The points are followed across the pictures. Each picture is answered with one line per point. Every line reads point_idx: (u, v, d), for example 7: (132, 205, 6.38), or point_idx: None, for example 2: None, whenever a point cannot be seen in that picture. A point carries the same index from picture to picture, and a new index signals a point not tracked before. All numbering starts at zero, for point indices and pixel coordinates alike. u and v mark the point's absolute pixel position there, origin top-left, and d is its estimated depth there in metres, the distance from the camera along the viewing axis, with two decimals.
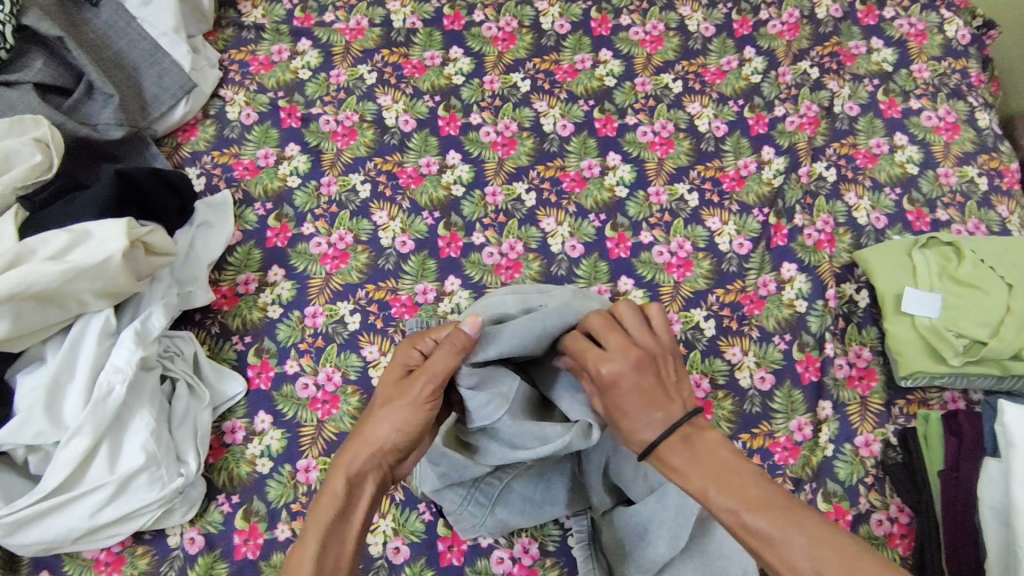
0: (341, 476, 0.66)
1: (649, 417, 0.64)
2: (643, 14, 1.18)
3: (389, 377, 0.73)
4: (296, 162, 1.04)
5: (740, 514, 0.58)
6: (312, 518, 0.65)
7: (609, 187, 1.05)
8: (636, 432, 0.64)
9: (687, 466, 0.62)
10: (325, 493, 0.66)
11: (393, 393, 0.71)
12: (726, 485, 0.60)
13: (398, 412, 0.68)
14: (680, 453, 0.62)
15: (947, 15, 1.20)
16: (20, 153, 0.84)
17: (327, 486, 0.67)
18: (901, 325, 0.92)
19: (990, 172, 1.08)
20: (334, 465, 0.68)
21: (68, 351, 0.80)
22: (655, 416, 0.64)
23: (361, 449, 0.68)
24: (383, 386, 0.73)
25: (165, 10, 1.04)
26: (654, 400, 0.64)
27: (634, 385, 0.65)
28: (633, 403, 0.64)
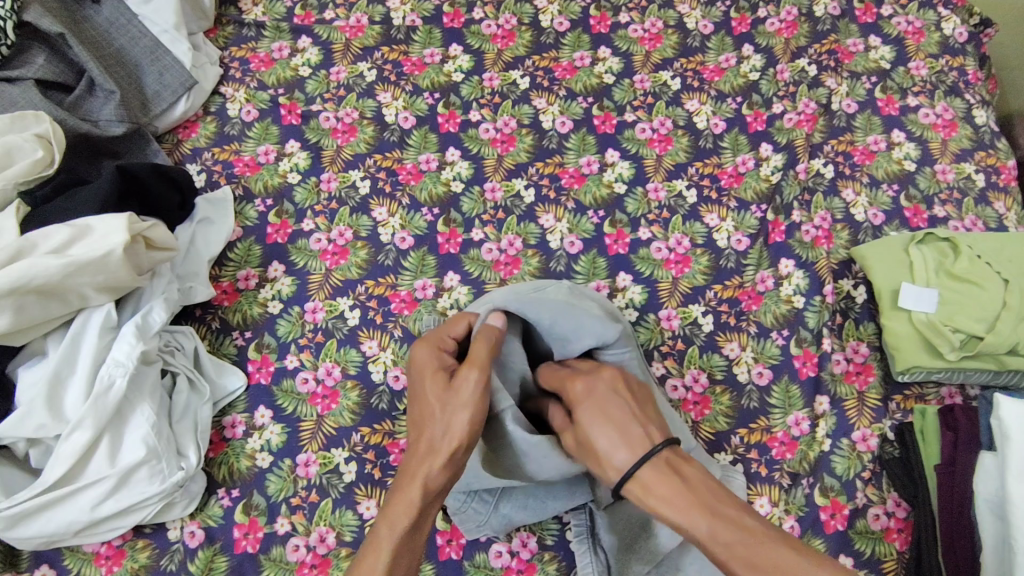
0: (418, 487, 0.65)
1: (628, 442, 0.67)
2: (642, 12, 1.18)
3: (426, 372, 0.74)
4: (297, 159, 1.04)
5: (734, 554, 0.58)
6: (387, 528, 0.64)
7: (608, 183, 1.05)
8: (616, 459, 0.66)
9: (676, 496, 0.62)
10: (395, 502, 0.65)
11: (444, 392, 0.71)
12: (714, 520, 0.60)
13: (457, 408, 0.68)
14: (662, 502, 0.63)
15: (945, 13, 1.21)
16: (21, 148, 0.84)
17: (400, 492, 0.66)
18: (898, 320, 0.92)
19: (987, 169, 1.08)
20: (402, 476, 0.67)
21: (69, 344, 0.80)
22: (632, 439, 0.67)
23: (433, 455, 0.67)
24: (423, 384, 0.73)
25: (167, 6, 1.04)
26: (624, 424, 0.68)
27: (587, 421, 0.70)
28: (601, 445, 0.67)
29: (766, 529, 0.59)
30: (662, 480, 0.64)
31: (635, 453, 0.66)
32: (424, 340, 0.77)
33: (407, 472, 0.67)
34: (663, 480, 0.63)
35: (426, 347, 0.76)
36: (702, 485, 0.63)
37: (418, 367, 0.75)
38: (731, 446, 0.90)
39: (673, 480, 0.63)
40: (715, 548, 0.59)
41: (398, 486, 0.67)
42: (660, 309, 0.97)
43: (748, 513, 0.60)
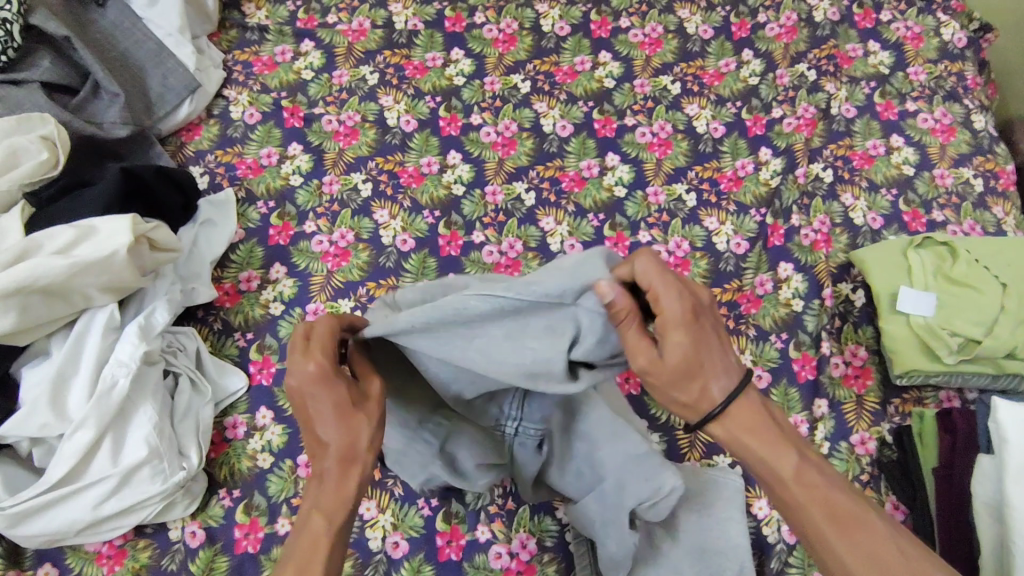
0: (356, 482, 0.63)
1: (722, 367, 0.61)
2: (642, 17, 1.19)
3: (322, 394, 0.63)
4: (299, 161, 1.05)
5: (817, 500, 0.61)
6: (324, 520, 0.61)
7: (608, 187, 1.06)
8: (708, 389, 0.61)
9: (763, 430, 0.62)
10: (329, 497, 0.62)
11: (348, 399, 0.63)
12: (801, 464, 0.62)
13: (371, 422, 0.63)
14: (748, 434, 0.62)
15: (944, 18, 1.21)
16: (27, 150, 0.85)
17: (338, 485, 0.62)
18: (897, 324, 0.93)
19: (985, 173, 1.09)
20: (320, 484, 0.63)
21: (73, 344, 0.80)
22: (727, 363, 0.61)
23: (350, 459, 0.63)
24: (316, 410, 0.63)
25: (171, 9, 1.04)
26: (718, 347, 0.61)
27: (678, 342, 0.59)
28: (683, 351, 0.59)
29: (849, 489, 0.62)
30: (753, 415, 0.63)
31: (731, 380, 0.61)
32: (307, 353, 0.63)
33: (326, 475, 0.63)
34: (755, 417, 0.63)
35: (314, 364, 0.62)
36: (785, 429, 0.64)
37: (309, 387, 0.62)
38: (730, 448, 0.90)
39: (764, 422, 0.63)
40: (799, 492, 0.61)
41: (323, 488, 0.63)
42: None
43: (828, 465, 0.64)
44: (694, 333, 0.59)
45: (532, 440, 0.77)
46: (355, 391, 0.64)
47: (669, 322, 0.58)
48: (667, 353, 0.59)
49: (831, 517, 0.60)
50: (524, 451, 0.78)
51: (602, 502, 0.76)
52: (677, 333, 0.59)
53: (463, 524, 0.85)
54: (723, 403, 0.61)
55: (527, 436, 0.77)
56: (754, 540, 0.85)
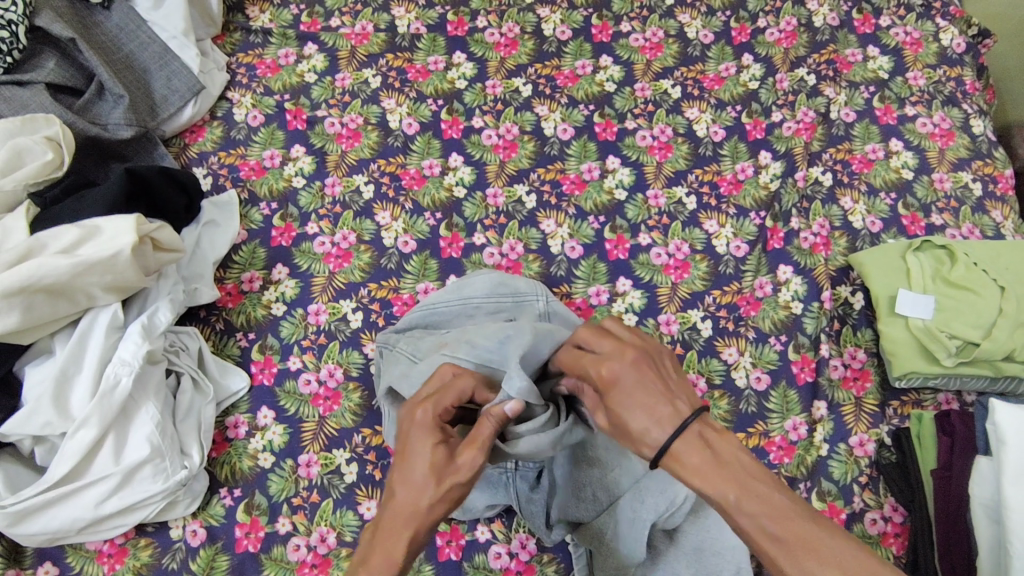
0: (405, 546, 0.59)
1: (657, 415, 0.59)
2: (643, 21, 1.20)
3: (424, 440, 0.63)
4: (301, 163, 1.06)
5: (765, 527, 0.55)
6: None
7: (608, 189, 1.06)
8: (646, 433, 0.59)
9: (704, 467, 0.57)
10: (376, 559, 0.59)
11: (443, 462, 0.62)
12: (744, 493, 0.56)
13: (453, 490, 0.61)
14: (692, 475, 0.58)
15: (943, 24, 1.22)
16: (31, 151, 0.86)
17: (387, 545, 0.60)
18: (895, 326, 0.93)
19: (984, 178, 1.09)
20: (380, 533, 0.61)
21: (76, 344, 0.81)
22: (663, 410, 0.59)
23: (410, 520, 0.60)
24: (412, 453, 0.63)
25: (175, 12, 1.05)
26: (656, 395, 0.60)
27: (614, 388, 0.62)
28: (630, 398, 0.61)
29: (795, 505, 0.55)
30: (693, 453, 0.58)
31: (665, 429, 0.58)
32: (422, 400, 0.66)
33: (386, 526, 0.61)
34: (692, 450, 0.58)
35: (429, 407, 0.66)
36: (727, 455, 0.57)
37: (415, 428, 0.64)
38: None
39: (709, 461, 0.57)
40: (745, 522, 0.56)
41: (377, 540, 0.61)
42: (659, 314, 0.98)
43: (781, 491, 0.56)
44: (631, 381, 0.61)
45: (532, 474, 0.82)
46: (447, 447, 0.63)
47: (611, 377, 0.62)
48: (611, 406, 0.62)
49: (785, 545, 0.54)
50: (525, 486, 0.81)
51: (617, 523, 0.79)
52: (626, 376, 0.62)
53: (463, 524, 0.86)
54: (659, 451, 0.59)
55: (528, 470, 0.81)
56: None
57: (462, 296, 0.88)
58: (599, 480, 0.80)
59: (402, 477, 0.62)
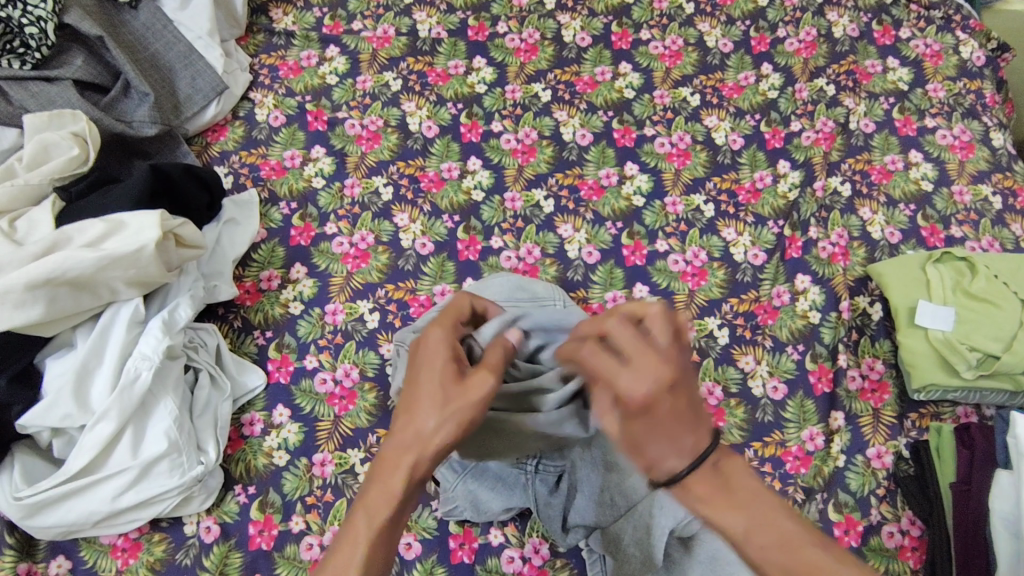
0: (402, 479, 0.59)
1: (677, 447, 0.54)
2: (663, 29, 1.20)
3: (435, 359, 0.64)
4: (321, 164, 1.06)
5: (774, 561, 0.54)
6: (366, 517, 0.59)
7: (626, 196, 1.06)
8: (661, 461, 0.54)
9: (716, 497, 0.55)
10: (377, 493, 0.59)
11: (451, 387, 0.61)
12: (755, 523, 0.54)
13: (460, 413, 0.60)
14: (703, 503, 0.55)
15: (963, 36, 1.22)
16: (58, 146, 0.87)
17: (387, 475, 0.60)
18: (915, 337, 0.93)
19: (1004, 191, 1.09)
20: (382, 465, 0.61)
21: (98, 337, 0.81)
22: (685, 444, 0.54)
23: (413, 449, 0.60)
24: (422, 375, 0.63)
25: (201, 12, 1.06)
26: (683, 424, 0.54)
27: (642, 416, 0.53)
28: (662, 414, 0.52)
29: (807, 535, 0.54)
30: (707, 485, 0.55)
31: (683, 461, 0.54)
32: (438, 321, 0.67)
33: (390, 457, 0.60)
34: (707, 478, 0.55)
35: (442, 330, 0.66)
36: (740, 485, 0.56)
37: (425, 348, 0.65)
38: (746, 458, 0.90)
39: (719, 495, 0.55)
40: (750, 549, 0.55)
41: (382, 469, 0.60)
42: None
43: (795, 525, 0.55)
44: (663, 412, 0.52)
45: (552, 476, 0.82)
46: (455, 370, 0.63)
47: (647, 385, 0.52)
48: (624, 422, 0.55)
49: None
50: (544, 488, 0.82)
51: (637, 528, 0.78)
52: (657, 400, 0.52)
53: (476, 527, 0.86)
54: (675, 478, 0.55)
55: (547, 473, 0.82)
56: None
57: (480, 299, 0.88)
58: (619, 485, 0.80)
59: (407, 402, 0.63)
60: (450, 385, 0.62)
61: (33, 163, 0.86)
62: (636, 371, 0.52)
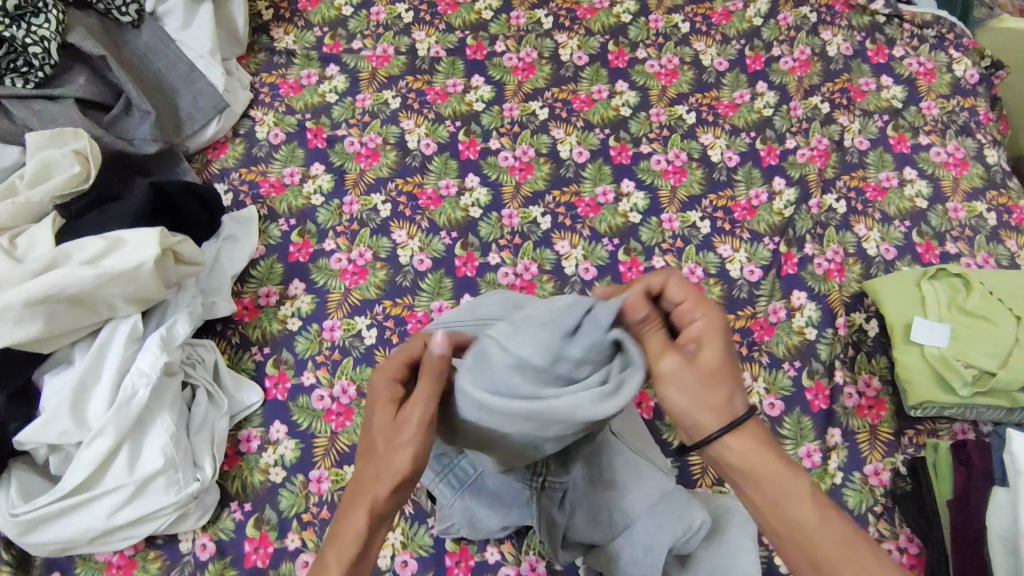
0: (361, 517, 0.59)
1: (721, 397, 0.61)
2: (659, 48, 1.22)
3: (379, 405, 0.64)
4: (320, 181, 1.07)
5: (786, 516, 0.60)
6: (334, 556, 0.59)
7: (623, 213, 1.07)
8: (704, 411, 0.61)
9: (746, 458, 0.61)
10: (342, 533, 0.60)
11: (389, 428, 0.62)
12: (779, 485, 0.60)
13: (398, 450, 0.60)
14: (734, 459, 0.61)
15: (957, 55, 1.23)
16: (60, 164, 0.88)
17: (346, 521, 0.60)
18: (910, 354, 0.92)
19: (999, 208, 1.09)
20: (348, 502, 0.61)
21: (95, 353, 0.80)
22: (729, 393, 0.61)
23: (363, 491, 0.60)
24: (372, 422, 0.64)
25: (204, 32, 1.07)
26: (730, 375, 0.62)
27: (708, 350, 0.62)
28: (712, 362, 0.61)
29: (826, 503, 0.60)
30: (742, 439, 0.61)
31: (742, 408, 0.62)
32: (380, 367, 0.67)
33: (352, 494, 0.61)
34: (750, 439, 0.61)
35: (381, 373, 0.66)
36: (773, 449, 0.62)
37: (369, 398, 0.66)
38: None
39: (761, 452, 0.61)
40: (801, 509, 0.59)
41: (347, 506, 0.61)
42: None
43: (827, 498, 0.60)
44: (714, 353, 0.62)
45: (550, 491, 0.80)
46: (393, 409, 0.63)
47: (706, 333, 0.62)
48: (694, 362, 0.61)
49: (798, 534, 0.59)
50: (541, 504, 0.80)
51: (635, 546, 0.78)
52: (710, 345, 0.62)
53: (473, 545, 0.85)
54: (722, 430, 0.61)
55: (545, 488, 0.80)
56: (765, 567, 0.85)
57: (484, 372, 0.58)
58: (616, 502, 0.78)
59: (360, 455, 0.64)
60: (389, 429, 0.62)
61: (35, 181, 0.87)
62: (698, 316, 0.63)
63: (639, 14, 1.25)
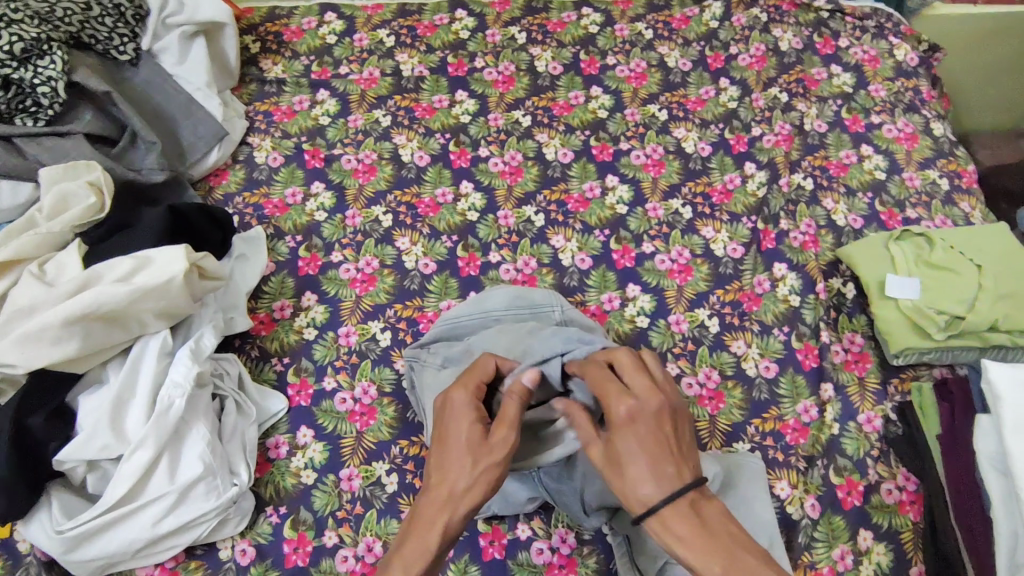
0: (439, 534, 0.66)
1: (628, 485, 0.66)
2: (627, 55, 1.31)
3: (462, 422, 0.72)
4: (322, 199, 1.12)
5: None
6: (401, 568, 0.65)
7: (610, 206, 1.14)
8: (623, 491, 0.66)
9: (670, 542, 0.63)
10: (412, 543, 0.66)
11: (479, 446, 0.70)
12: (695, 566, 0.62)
13: (489, 471, 0.69)
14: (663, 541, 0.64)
15: (896, 41, 1.35)
16: (76, 195, 0.91)
17: (423, 528, 0.67)
18: (887, 308, 1.01)
19: (950, 174, 1.20)
20: (415, 522, 0.68)
21: (129, 370, 0.84)
22: (638, 480, 0.65)
23: (450, 504, 0.67)
24: (452, 438, 0.71)
25: (200, 66, 1.13)
26: (636, 463, 0.66)
27: (619, 435, 0.68)
28: (622, 449, 0.67)
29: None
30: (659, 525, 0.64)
31: (659, 490, 0.64)
32: (462, 385, 0.75)
33: (423, 516, 0.67)
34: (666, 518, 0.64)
35: (465, 394, 0.74)
36: (683, 531, 0.63)
37: (453, 412, 0.73)
38: (748, 435, 0.96)
39: (671, 534, 0.63)
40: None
41: (412, 529, 0.67)
42: (669, 314, 1.05)
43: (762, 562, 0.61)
44: (622, 443, 0.67)
45: (556, 466, 0.86)
46: (480, 429, 0.71)
47: (620, 416, 0.69)
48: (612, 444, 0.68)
49: None
50: (552, 479, 0.86)
51: None
52: (621, 431, 0.68)
53: (504, 524, 0.89)
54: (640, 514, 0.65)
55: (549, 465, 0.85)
56: (780, 518, 0.91)
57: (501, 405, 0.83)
58: None
59: (433, 463, 0.71)
60: (476, 452, 0.69)
61: (54, 212, 0.91)
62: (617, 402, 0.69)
63: (605, 25, 1.34)
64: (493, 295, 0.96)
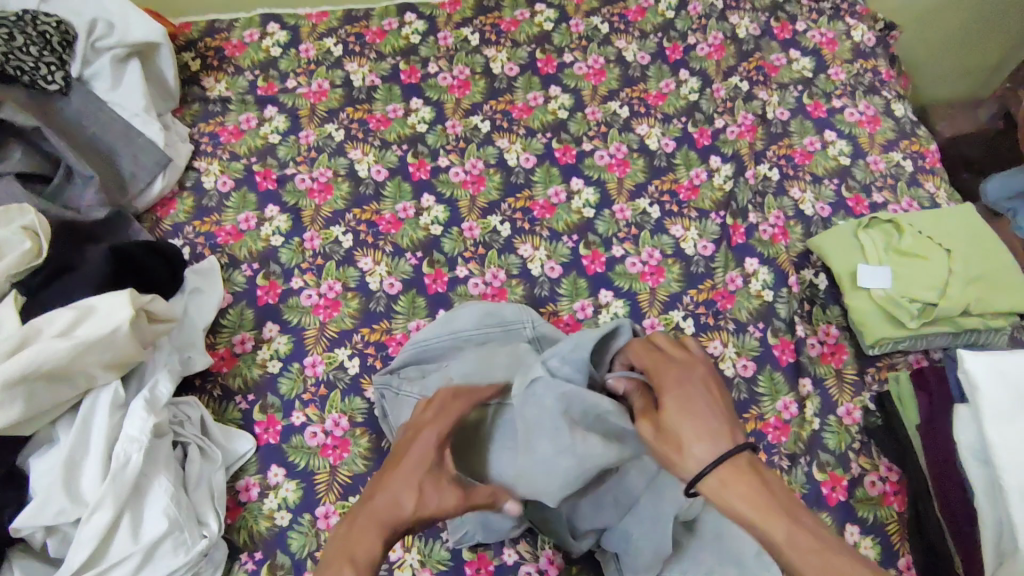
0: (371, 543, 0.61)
1: (694, 435, 0.62)
2: (584, 51, 1.28)
3: (425, 444, 0.68)
4: (277, 222, 1.08)
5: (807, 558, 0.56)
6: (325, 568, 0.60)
7: (576, 210, 1.12)
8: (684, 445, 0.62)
9: (743, 498, 0.59)
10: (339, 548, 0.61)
11: (431, 474, 0.66)
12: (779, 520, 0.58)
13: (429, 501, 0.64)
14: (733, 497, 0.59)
15: (852, 22, 1.34)
16: (9, 241, 0.85)
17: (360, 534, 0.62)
18: (860, 298, 1.00)
19: (913, 155, 1.19)
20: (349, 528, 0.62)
21: (80, 427, 0.79)
22: (710, 428, 0.62)
23: (385, 520, 0.63)
24: (410, 456, 0.68)
25: (135, 90, 1.07)
26: (703, 417, 0.63)
27: (681, 397, 0.65)
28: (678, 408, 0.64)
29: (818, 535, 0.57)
30: (735, 479, 0.60)
31: (714, 445, 0.61)
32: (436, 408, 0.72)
33: (356, 523, 0.63)
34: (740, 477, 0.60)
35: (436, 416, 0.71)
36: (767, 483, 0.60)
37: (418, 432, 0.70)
38: None
39: (751, 482, 0.59)
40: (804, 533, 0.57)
41: (347, 533, 0.62)
42: (643, 318, 1.03)
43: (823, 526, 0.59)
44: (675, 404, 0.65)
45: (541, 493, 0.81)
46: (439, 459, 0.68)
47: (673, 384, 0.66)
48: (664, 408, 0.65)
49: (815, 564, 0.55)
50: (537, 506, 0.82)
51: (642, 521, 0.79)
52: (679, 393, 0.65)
53: (489, 550, 0.87)
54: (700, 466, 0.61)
55: None
56: None
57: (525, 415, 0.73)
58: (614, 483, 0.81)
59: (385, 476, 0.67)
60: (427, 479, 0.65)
61: None
62: (680, 373, 0.67)
63: (560, 20, 1.31)
64: (460, 314, 0.93)
